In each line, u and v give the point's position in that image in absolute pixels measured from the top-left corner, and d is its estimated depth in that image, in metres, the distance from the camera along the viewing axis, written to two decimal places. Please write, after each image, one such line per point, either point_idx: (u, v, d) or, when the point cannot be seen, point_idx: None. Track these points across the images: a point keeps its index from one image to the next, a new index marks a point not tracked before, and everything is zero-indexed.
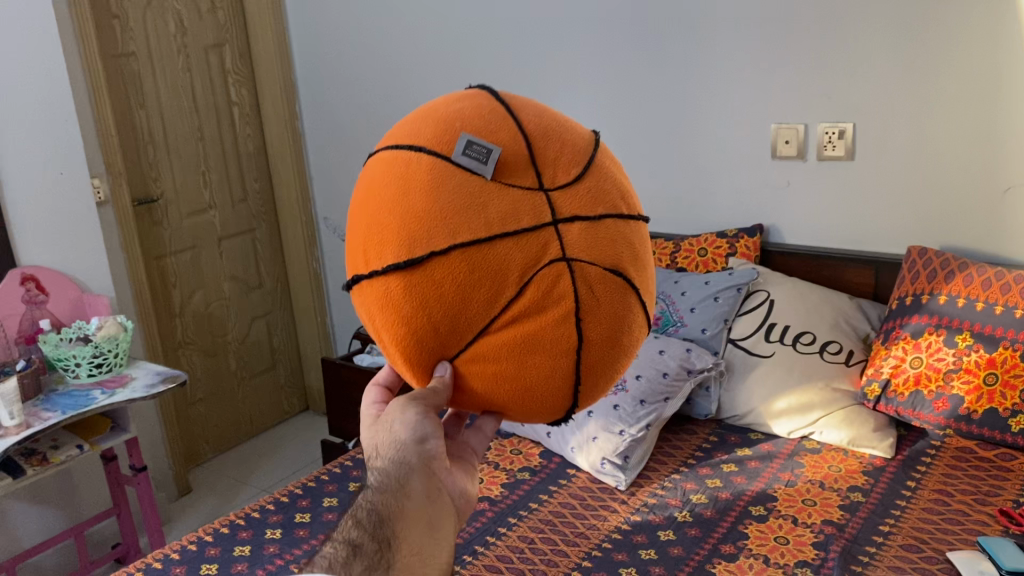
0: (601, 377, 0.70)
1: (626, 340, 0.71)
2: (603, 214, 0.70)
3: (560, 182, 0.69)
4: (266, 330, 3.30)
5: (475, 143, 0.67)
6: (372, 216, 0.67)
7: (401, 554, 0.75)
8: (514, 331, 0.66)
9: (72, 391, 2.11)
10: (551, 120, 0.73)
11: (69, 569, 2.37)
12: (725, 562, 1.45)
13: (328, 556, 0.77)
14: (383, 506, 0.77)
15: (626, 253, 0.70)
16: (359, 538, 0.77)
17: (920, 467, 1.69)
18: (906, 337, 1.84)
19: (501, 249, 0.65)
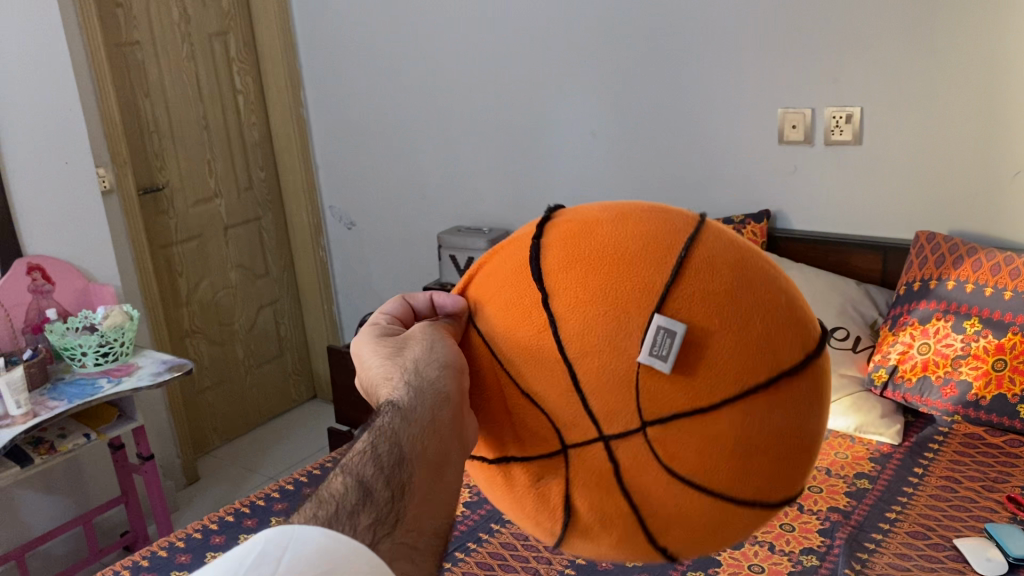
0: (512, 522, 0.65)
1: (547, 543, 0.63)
2: (635, 513, 0.56)
3: (657, 460, 0.54)
4: (273, 318, 3.30)
5: (674, 337, 0.53)
6: (604, 237, 0.57)
7: (413, 505, 0.62)
8: (493, 396, 0.60)
9: (79, 379, 2.12)
10: (761, 457, 0.54)
11: (79, 556, 2.38)
12: (730, 549, 1.45)
13: (326, 494, 0.63)
14: (403, 442, 0.63)
15: (594, 537, 0.58)
16: (372, 478, 0.62)
17: (928, 453, 1.67)
18: (914, 323, 1.83)
19: (560, 374, 0.55)
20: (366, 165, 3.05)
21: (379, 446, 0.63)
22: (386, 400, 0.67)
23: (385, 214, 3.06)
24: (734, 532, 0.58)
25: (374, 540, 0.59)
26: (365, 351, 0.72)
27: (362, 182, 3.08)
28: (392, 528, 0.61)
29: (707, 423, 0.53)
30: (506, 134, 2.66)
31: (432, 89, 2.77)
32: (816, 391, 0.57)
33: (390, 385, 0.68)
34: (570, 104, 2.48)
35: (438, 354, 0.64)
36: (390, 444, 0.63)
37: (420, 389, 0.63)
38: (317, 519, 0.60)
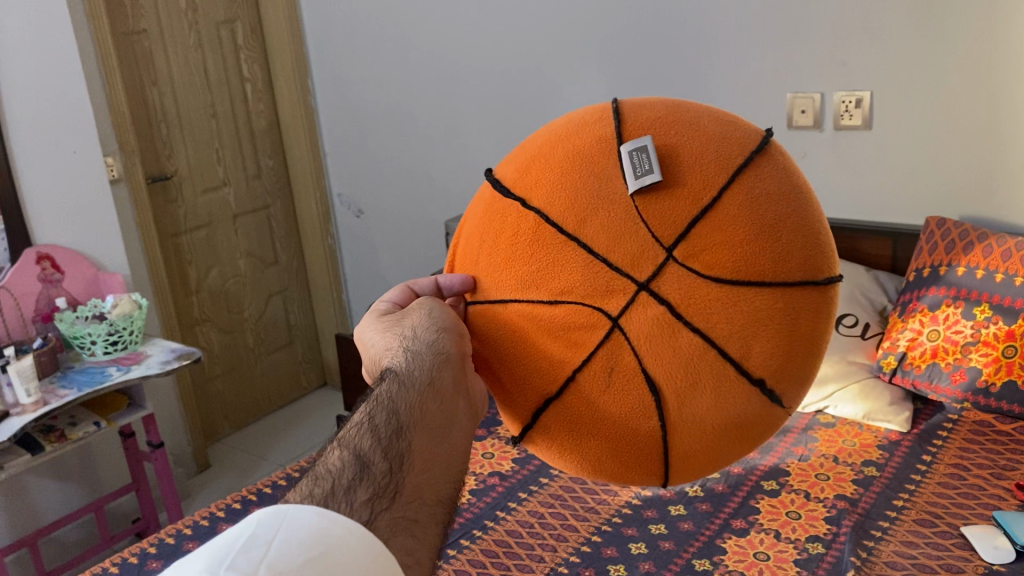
0: (566, 458, 0.65)
1: (633, 463, 0.62)
2: (713, 345, 0.58)
3: (699, 273, 0.58)
4: (283, 306, 3.31)
5: (647, 152, 0.60)
6: (547, 134, 0.66)
7: (412, 474, 0.65)
8: (518, 324, 0.63)
9: (89, 368, 2.13)
10: (782, 237, 0.59)
11: (92, 542, 2.41)
12: (736, 536, 1.45)
13: (323, 469, 0.66)
14: (402, 412, 0.67)
15: (692, 397, 0.59)
16: (371, 451, 0.66)
17: (936, 441, 1.66)
18: (923, 310, 1.82)
19: (574, 258, 0.60)
20: (374, 154, 3.05)
21: (376, 416, 0.68)
22: (386, 369, 0.72)
23: (394, 202, 3.06)
24: (815, 320, 0.60)
25: (372, 516, 0.61)
26: (368, 333, 0.77)
27: (370, 170, 3.08)
28: (391, 498, 0.63)
29: (719, 216, 0.59)
30: (514, 121, 2.65)
31: (440, 76, 2.76)
32: (790, 167, 0.63)
33: (391, 354, 0.73)
34: (577, 91, 2.47)
35: (436, 319, 0.71)
36: (387, 413, 0.68)
37: (421, 357, 0.70)
38: (314, 494, 0.63)
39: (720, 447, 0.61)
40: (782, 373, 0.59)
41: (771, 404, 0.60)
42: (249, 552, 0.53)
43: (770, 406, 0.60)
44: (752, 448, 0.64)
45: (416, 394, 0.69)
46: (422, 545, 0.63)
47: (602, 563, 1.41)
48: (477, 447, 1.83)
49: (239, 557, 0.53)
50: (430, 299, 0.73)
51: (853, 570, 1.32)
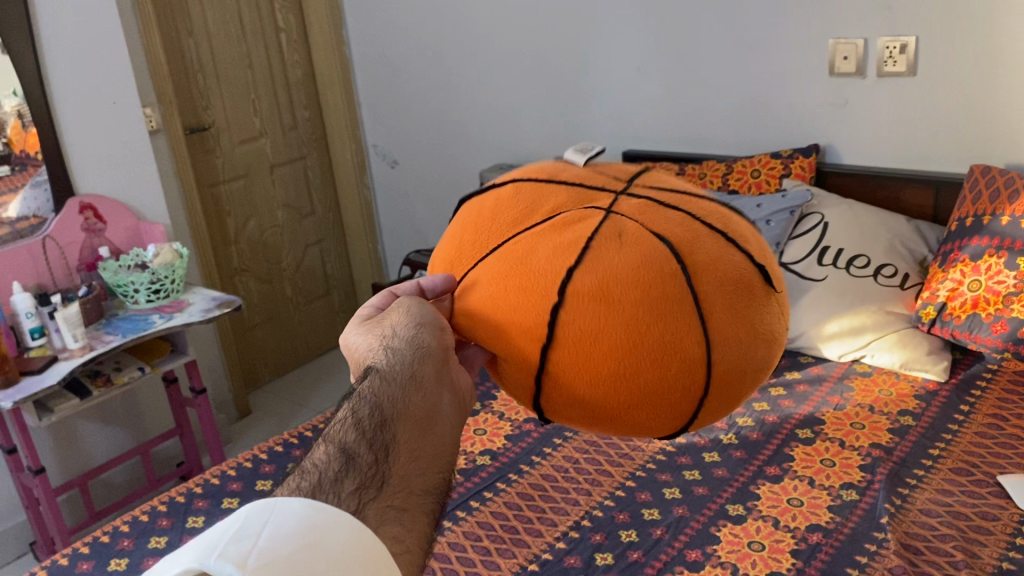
0: (601, 349, 0.60)
1: (666, 354, 0.60)
2: (695, 219, 0.65)
3: (655, 189, 0.68)
4: (320, 257, 3.34)
5: (584, 149, 0.76)
6: None
7: (397, 467, 0.62)
8: (514, 245, 0.65)
9: (132, 315, 2.18)
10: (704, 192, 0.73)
11: (137, 485, 2.48)
12: (769, 483, 1.46)
13: (305, 466, 0.62)
14: (384, 403, 0.64)
15: (698, 251, 0.62)
16: (355, 444, 0.62)
17: (974, 391, 1.65)
18: (965, 260, 1.77)
19: (554, 190, 0.68)
20: (408, 104, 3.04)
21: (358, 410, 0.64)
22: (367, 364, 0.69)
23: (429, 152, 3.06)
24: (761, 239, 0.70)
25: (360, 507, 0.58)
26: (345, 337, 0.73)
27: (405, 120, 3.08)
28: (378, 487, 0.60)
29: (655, 175, 0.72)
30: (548, 69, 2.62)
31: (474, 24, 2.73)
32: None
33: (370, 352, 0.70)
34: (613, 37, 2.43)
35: (415, 310, 0.70)
36: (369, 406, 0.64)
37: (402, 346, 0.68)
38: (299, 488, 0.58)
39: (741, 339, 0.62)
40: (759, 255, 0.66)
41: (765, 277, 0.65)
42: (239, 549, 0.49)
43: (769, 285, 0.65)
44: (749, 380, 0.64)
45: (398, 385, 0.66)
46: (410, 534, 0.59)
47: (636, 507, 1.43)
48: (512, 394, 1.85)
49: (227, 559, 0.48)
50: (411, 295, 0.72)
51: (887, 517, 1.33)
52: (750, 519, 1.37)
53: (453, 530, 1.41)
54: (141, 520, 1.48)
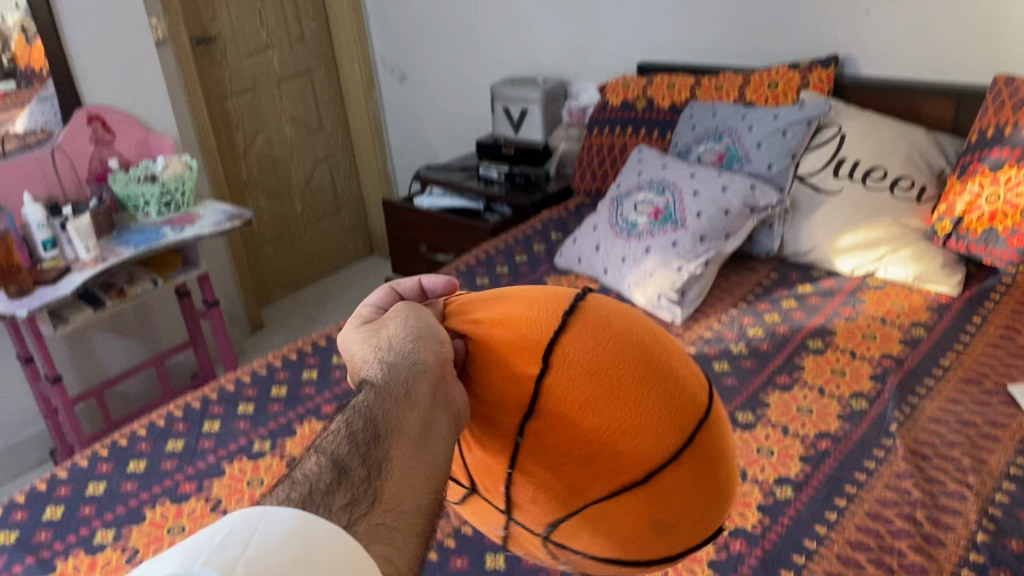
0: (607, 343, 0.68)
1: (660, 390, 0.68)
2: None
3: None
4: (329, 173, 3.31)
5: None
6: None
7: (390, 483, 0.62)
8: (526, 289, 0.77)
9: (143, 228, 2.18)
10: None
11: (153, 396, 2.52)
12: (779, 392, 1.47)
13: (298, 477, 0.62)
14: (379, 419, 0.65)
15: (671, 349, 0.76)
16: (349, 459, 0.63)
17: (987, 304, 1.65)
18: (984, 172, 1.71)
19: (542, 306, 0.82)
20: (418, 16, 2.97)
21: (353, 424, 0.65)
22: (365, 378, 0.70)
23: (439, 66, 3.00)
24: None
25: (350, 521, 0.58)
26: (346, 346, 0.76)
27: (414, 33, 3.01)
28: (369, 504, 0.59)
29: None
30: None
31: None
32: None
33: (367, 365, 0.71)
34: None
35: (412, 329, 0.72)
36: (364, 421, 0.65)
37: (400, 362, 0.70)
38: (288, 499, 0.58)
39: (704, 437, 0.70)
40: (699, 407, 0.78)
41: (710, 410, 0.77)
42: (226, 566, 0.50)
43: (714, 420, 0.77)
44: (698, 498, 0.69)
45: (393, 402, 0.66)
46: (402, 554, 0.58)
47: None
48: None
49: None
50: (409, 310, 0.76)
51: (896, 424, 1.34)
52: (759, 426, 1.39)
53: None
54: (158, 425, 1.50)
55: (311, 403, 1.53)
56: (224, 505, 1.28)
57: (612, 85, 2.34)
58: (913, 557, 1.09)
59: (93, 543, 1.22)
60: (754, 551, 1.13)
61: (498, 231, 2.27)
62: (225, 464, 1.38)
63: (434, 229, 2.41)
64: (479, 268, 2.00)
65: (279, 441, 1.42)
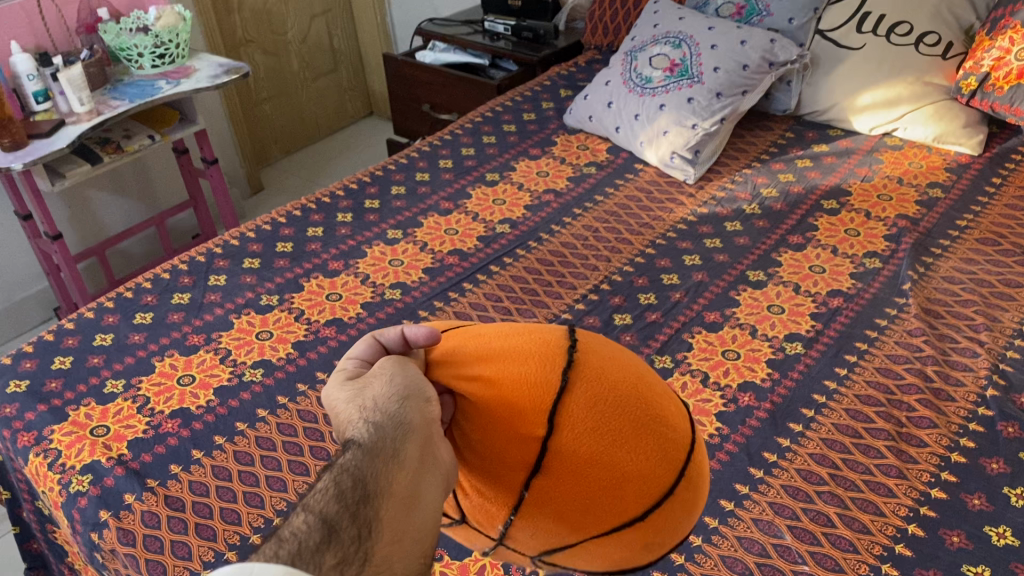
0: (603, 399, 0.56)
1: (655, 437, 0.56)
2: None
3: None
4: (326, 29, 3.18)
5: None
6: None
7: (381, 549, 0.50)
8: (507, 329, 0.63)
9: (138, 82, 2.10)
10: None
11: (155, 256, 2.50)
12: (792, 252, 1.45)
13: (280, 533, 0.48)
14: (368, 475, 0.52)
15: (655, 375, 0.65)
16: (338, 517, 0.49)
17: (1008, 165, 1.60)
18: (1015, 27, 1.63)
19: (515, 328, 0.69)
20: None
21: (339, 480, 0.51)
22: (348, 435, 0.57)
23: None
24: None
25: None
26: (327, 398, 0.62)
27: None
28: (361, 569, 0.48)
29: None
30: None
31: None
32: None
33: (350, 425, 0.58)
34: None
35: (399, 387, 0.60)
36: (353, 479, 0.52)
37: (385, 421, 0.57)
38: (280, 557, 0.45)
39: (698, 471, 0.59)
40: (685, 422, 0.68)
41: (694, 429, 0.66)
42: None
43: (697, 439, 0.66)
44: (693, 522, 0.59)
45: (382, 459, 0.54)
46: None
47: (655, 273, 1.43)
48: (532, 165, 1.78)
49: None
50: (394, 365, 0.63)
51: (910, 283, 1.33)
52: (770, 284, 1.37)
53: (475, 291, 1.41)
54: (163, 279, 1.48)
55: (317, 260, 1.51)
56: (234, 356, 1.28)
57: None
58: (922, 410, 1.09)
59: (103, 393, 1.22)
60: (763, 405, 1.13)
61: (504, 89, 2.19)
62: (232, 317, 1.37)
63: (437, 85, 2.33)
64: (485, 126, 1.95)
65: (286, 296, 1.41)
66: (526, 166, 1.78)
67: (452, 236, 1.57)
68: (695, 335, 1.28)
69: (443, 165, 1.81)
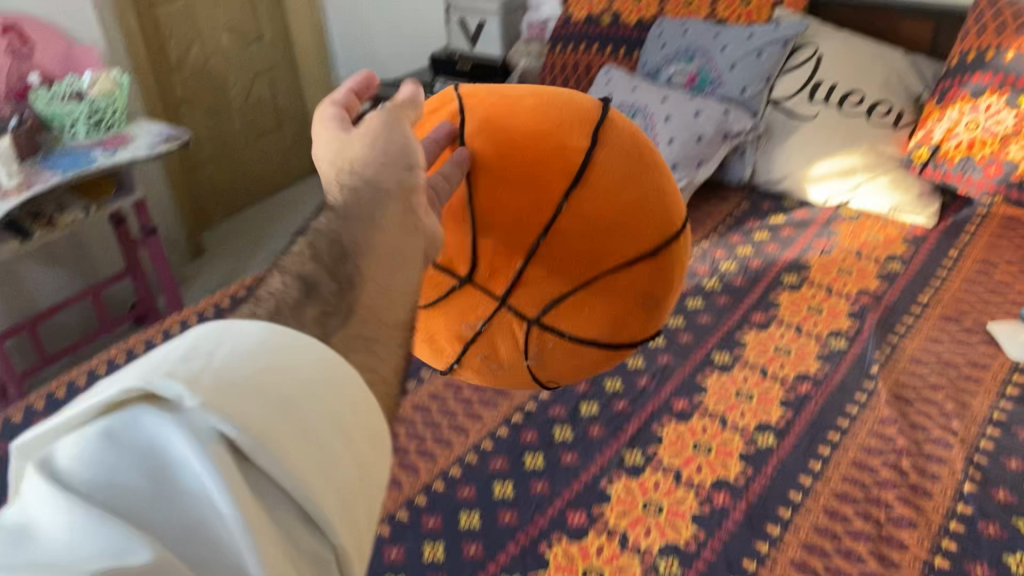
0: (626, 161, 0.67)
1: (659, 203, 0.68)
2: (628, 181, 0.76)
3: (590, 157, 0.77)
4: (270, 86, 3.12)
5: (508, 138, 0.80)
6: None
7: (366, 293, 0.53)
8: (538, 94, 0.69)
9: (72, 151, 2.01)
10: None
11: (89, 329, 2.38)
12: (756, 331, 1.42)
13: (261, 294, 0.54)
14: (346, 226, 0.56)
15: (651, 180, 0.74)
16: (314, 272, 0.54)
17: (963, 236, 1.61)
18: (964, 97, 1.64)
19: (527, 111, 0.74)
20: None
21: (316, 243, 0.56)
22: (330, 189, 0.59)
23: None
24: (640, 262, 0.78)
25: (325, 333, 0.49)
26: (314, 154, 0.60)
27: None
28: (345, 317, 0.51)
29: None
30: None
31: None
32: None
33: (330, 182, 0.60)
34: None
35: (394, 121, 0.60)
36: (328, 239, 0.56)
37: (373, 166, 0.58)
38: (258, 312, 0.50)
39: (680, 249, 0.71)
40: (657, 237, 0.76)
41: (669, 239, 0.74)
42: (163, 393, 0.38)
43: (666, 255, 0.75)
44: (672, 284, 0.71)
45: (360, 206, 0.57)
46: (385, 363, 0.51)
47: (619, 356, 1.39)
48: None
49: (134, 476, 0.37)
50: (388, 119, 0.59)
51: (877, 366, 1.31)
52: (737, 367, 1.34)
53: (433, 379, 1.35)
54: (99, 374, 1.39)
55: None
56: None
57: None
58: (901, 508, 1.07)
59: None
60: (738, 504, 1.09)
61: None
62: None
63: None
64: None
65: None
66: None
67: None
68: (664, 426, 1.23)
69: None
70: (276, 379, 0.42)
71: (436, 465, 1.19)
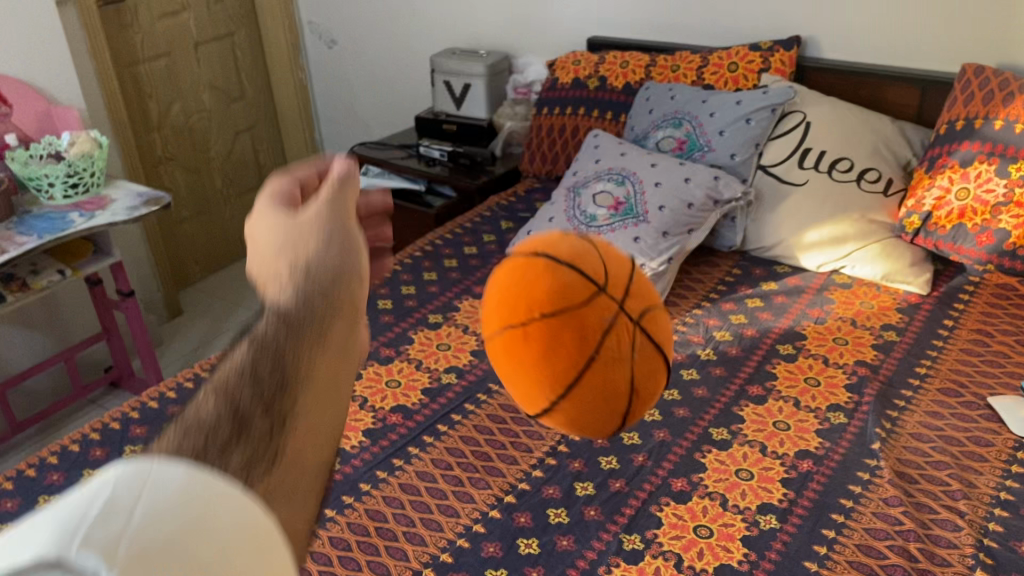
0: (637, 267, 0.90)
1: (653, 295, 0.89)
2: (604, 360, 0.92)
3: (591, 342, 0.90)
4: (252, 144, 3.09)
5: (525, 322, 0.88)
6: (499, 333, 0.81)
7: (298, 439, 0.46)
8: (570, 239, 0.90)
9: (48, 213, 1.96)
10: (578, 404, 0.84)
11: (62, 393, 2.31)
12: (753, 405, 1.39)
13: (185, 417, 0.44)
14: (288, 360, 0.47)
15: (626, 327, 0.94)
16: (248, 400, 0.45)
17: (958, 304, 1.60)
18: (953, 166, 1.65)
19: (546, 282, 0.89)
20: None
21: (258, 364, 0.46)
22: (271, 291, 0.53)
23: (370, 34, 2.82)
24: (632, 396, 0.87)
25: (249, 478, 0.42)
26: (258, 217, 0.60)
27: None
28: (271, 464, 0.44)
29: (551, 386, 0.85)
30: None
31: None
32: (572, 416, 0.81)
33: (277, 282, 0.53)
34: None
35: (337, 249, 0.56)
36: (270, 362, 0.47)
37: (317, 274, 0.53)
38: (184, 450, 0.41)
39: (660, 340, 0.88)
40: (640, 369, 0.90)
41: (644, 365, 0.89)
42: (74, 565, 0.27)
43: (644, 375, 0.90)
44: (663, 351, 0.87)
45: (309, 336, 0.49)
46: (296, 516, 0.46)
47: None
48: (475, 305, 1.70)
49: None
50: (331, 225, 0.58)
51: (879, 442, 1.28)
52: (736, 444, 1.30)
53: (422, 457, 1.30)
54: (71, 452, 1.33)
55: None
56: None
57: (561, 62, 2.21)
58: None
59: None
60: None
61: (442, 217, 2.17)
62: None
63: None
64: (425, 261, 1.87)
65: None
66: (469, 306, 1.70)
67: (394, 389, 1.46)
68: (663, 508, 1.19)
69: (382, 306, 1.71)
70: (197, 544, 0.30)
71: (425, 549, 1.13)
